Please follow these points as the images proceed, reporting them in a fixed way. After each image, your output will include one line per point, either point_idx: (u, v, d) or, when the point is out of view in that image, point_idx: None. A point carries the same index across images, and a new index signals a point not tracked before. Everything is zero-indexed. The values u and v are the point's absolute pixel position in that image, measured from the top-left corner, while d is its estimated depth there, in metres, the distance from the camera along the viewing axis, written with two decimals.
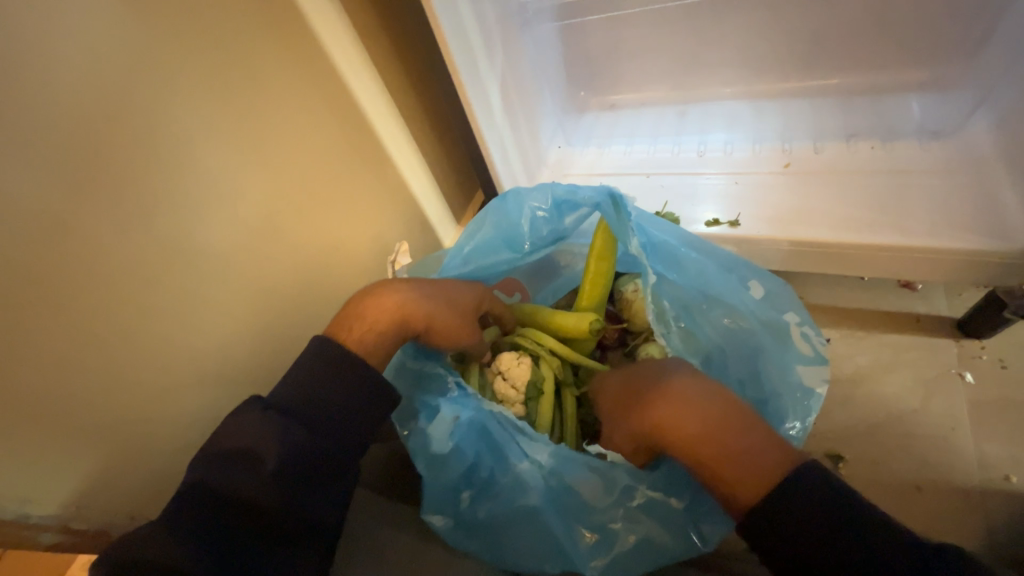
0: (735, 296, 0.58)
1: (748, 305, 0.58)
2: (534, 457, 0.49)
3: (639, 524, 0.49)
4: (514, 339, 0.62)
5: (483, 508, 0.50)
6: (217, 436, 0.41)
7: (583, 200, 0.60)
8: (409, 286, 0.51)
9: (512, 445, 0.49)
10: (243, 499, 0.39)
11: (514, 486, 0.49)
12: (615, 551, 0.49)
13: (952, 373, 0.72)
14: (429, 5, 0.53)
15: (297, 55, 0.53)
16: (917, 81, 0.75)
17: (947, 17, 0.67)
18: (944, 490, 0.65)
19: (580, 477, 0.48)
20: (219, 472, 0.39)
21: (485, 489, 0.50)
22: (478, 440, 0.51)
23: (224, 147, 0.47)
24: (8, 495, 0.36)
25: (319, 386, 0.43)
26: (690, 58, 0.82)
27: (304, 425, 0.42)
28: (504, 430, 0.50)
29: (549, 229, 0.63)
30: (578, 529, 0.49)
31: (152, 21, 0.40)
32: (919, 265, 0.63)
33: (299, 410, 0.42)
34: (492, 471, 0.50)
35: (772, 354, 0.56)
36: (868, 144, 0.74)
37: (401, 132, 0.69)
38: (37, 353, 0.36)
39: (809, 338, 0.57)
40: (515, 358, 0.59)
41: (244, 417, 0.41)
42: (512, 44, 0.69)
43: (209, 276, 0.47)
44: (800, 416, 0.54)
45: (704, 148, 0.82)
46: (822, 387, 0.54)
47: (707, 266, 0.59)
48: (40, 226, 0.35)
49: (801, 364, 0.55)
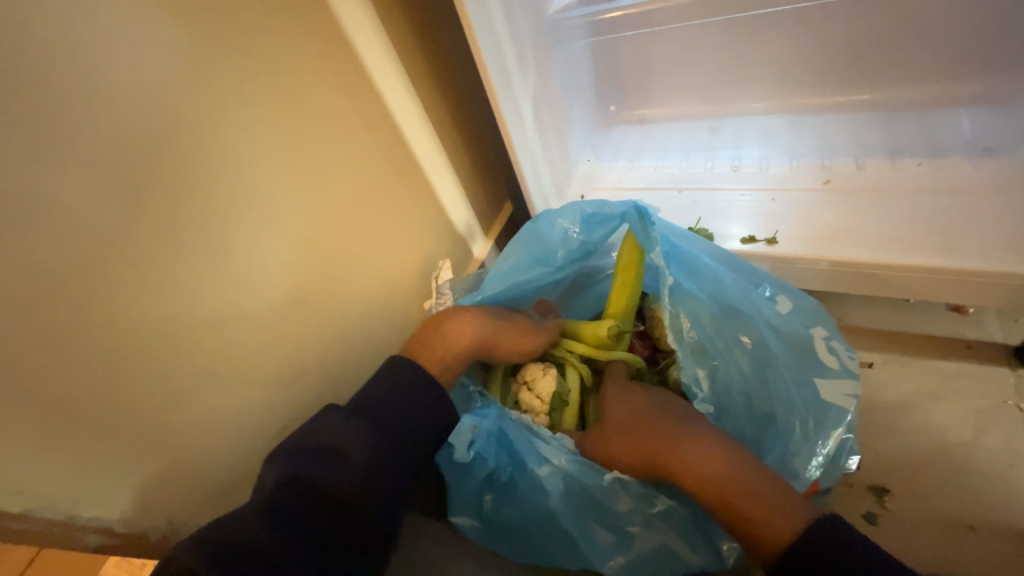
0: (759, 309, 0.57)
1: (771, 317, 0.56)
2: (552, 459, 0.51)
3: (657, 531, 0.50)
4: (541, 349, 0.62)
5: (505, 510, 0.53)
6: (300, 435, 0.44)
7: (612, 212, 0.60)
8: (477, 310, 0.57)
9: (531, 447, 0.52)
10: (329, 495, 0.42)
11: (533, 488, 0.52)
12: (632, 554, 0.50)
13: (1008, 404, 0.67)
14: (466, 22, 0.54)
15: (337, 75, 0.54)
16: (966, 95, 0.72)
17: (998, 30, 0.64)
18: (1000, 531, 0.61)
19: (599, 483, 0.50)
20: (310, 467, 0.42)
21: (507, 491, 0.53)
22: (501, 445, 0.54)
23: (267, 164, 0.49)
24: (59, 496, 0.38)
25: (402, 394, 0.48)
26: (723, 74, 0.81)
27: (384, 430, 0.46)
28: (524, 434, 0.53)
29: (583, 244, 0.63)
30: (597, 531, 0.51)
31: (206, 48, 0.43)
32: (971, 288, 0.60)
33: (380, 415, 0.46)
34: (513, 475, 0.53)
35: (795, 369, 0.55)
36: (913, 161, 0.71)
37: (434, 147, 0.70)
38: (90, 362, 0.38)
39: (836, 352, 0.56)
40: (541, 369, 0.59)
41: (329, 419, 0.45)
42: (545, 60, 0.70)
43: (249, 288, 0.49)
44: (823, 433, 0.52)
45: (739, 164, 0.80)
46: (849, 402, 0.53)
47: (728, 277, 0.58)
48: (98, 242, 0.38)
49: (825, 379, 0.55)
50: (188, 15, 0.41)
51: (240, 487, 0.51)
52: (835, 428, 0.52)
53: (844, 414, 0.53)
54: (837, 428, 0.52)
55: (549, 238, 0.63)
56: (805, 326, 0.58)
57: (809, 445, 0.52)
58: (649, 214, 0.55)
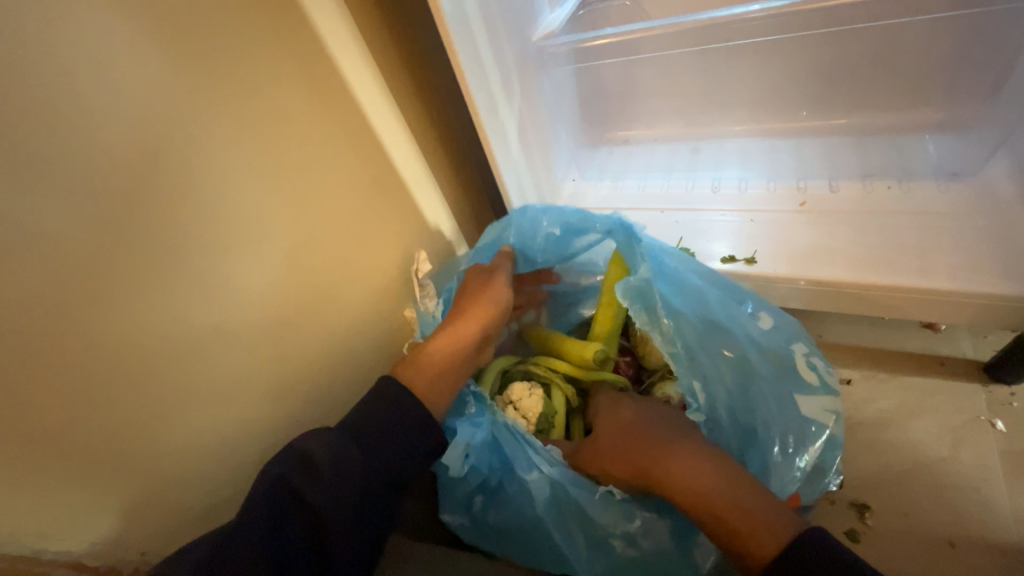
0: (736, 326, 0.58)
1: (748, 334, 0.58)
2: (539, 464, 0.51)
3: (636, 543, 0.50)
4: (527, 367, 0.63)
5: (494, 511, 0.55)
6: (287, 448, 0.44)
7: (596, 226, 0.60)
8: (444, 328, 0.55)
9: (520, 456, 0.52)
10: (303, 512, 0.41)
11: (521, 492, 0.53)
12: (611, 562, 0.51)
13: (981, 420, 0.69)
14: (453, 56, 0.55)
15: (326, 99, 0.54)
16: (931, 122, 0.75)
17: (959, 64, 0.67)
18: (976, 545, 0.62)
19: (581, 495, 0.50)
20: (290, 483, 0.42)
21: (496, 493, 0.55)
22: (491, 451, 0.54)
23: (255, 186, 0.48)
24: (27, 530, 0.37)
25: (386, 409, 0.46)
26: (702, 99, 0.84)
27: (364, 446, 0.45)
28: (515, 441, 0.53)
29: (563, 246, 0.64)
30: (578, 541, 0.51)
31: (195, 72, 0.42)
32: (942, 307, 0.62)
33: (362, 431, 0.45)
34: (502, 480, 0.55)
35: (773, 384, 0.56)
36: (883, 184, 0.75)
37: (424, 175, 0.71)
38: (60, 393, 0.37)
39: (816, 369, 0.57)
40: (526, 389, 0.59)
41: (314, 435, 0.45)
42: (530, 85, 0.72)
43: (231, 312, 0.48)
44: (801, 449, 0.53)
45: (718, 185, 0.83)
46: (829, 418, 0.54)
47: (711, 293, 0.59)
48: (73, 270, 0.36)
49: (805, 395, 0.55)
50: (177, 39, 0.40)
51: (215, 512, 0.51)
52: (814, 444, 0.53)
53: (823, 429, 0.53)
54: (812, 444, 0.53)
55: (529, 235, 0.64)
56: (786, 341, 0.59)
57: (787, 460, 0.52)
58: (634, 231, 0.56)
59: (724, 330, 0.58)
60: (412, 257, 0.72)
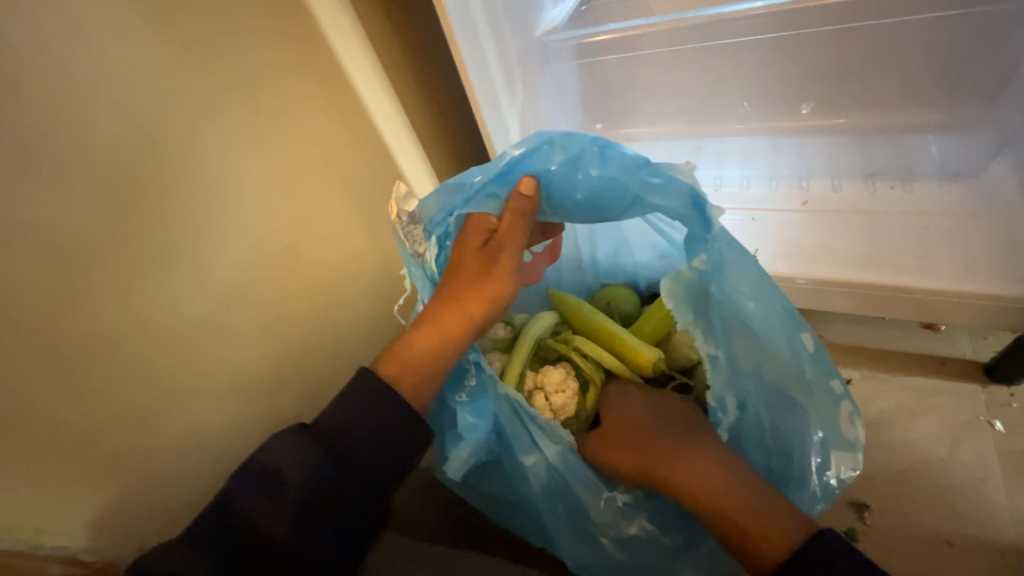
0: (792, 350, 0.50)
1: (797, 364, 0.50)
2: (545, 452, 0.49)
3: (624, 544, 0.51)
4: (563, 352, 0.59)
5: (487, 479, 0.56)
6: (256, 453, 0.42)
7: (671, 194, 0.47)
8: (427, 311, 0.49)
9: (520, 438, 0.50)
10: (267, 522, 0.40)
11: (516, 470, 0.53)
12: (596, 554, 0.52)
13: (980, 420, 0.70)
14: (455, 49, 0.55)
15: (326, 91, 0.54)
16: (934, 122, 0.75)
17: (965, 64, 0.67)
18: (974, 545, 0.62)
19: (583, 492, 0.49)
20: (253, 493, 0.40)
21: (491, 466, 0.55)
22: (492, 429, 0.52)
23: (254, 178, 0.48)
24: (24, 526, 0.37)
25: (358, 416, 0.43)
26: (704, 98, 0.83)
27: (332, 454, 0.42)
28: (520, 427, 0.50)
29: (610, 199, 0.51)
30: (564, 520, 0.52)
31: (192, 62, 0.41)
32: (943, 308, 0.62)
33: (332, 439, 0.42)
34: (501, 456, 0.54)
35: (798, 418, 0.51)
36: (885, 184, 0.75)
37: (425, 169, 0.70)
38: (56, 388, 0.36)
39: (856, 423, 0.49)
40: (563, 383, 0.56)
41: (281, 440, 0.42)
42: (532, 80, 0.71)
43: (229, 306, 0.47)
44: (800, 478, 0.51)
45: (720, 184, 0.83)
46: (843, 474, 0.50)
47: (769, 308, 0.50)
48: (70, 262, 0.36)
49: (826, 444, 0.50)
50: (173, 28, 0.39)
51: None
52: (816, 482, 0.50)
53: (832, 476, 0.50)
54: (806, 490, 0.51)
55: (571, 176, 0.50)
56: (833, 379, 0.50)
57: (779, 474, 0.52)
58: (705, 210, 0.46)
59: (770, 348, 0.51)
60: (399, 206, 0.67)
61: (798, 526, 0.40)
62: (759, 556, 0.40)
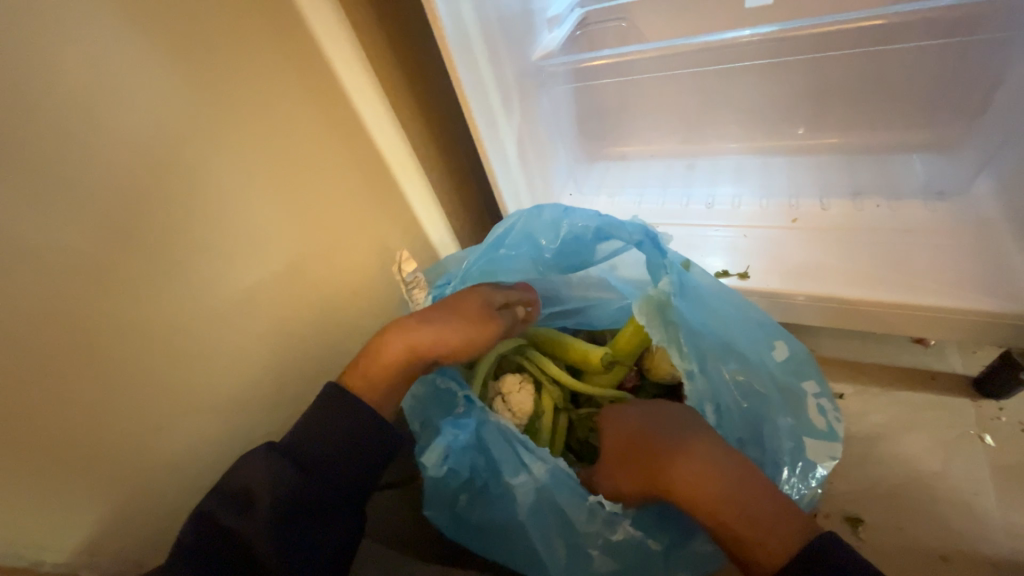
0: (756, 353, 0.57)
1: (764, 365, 0.57)
2: (533, 467, 0.51)
3: (616, 555, 0.50)
4: (520, 360, 0.63)
5: (478, 511, 0.55)
6: (228, 474, 0.42)
7: (621, 235, 0.57)
8: (408, 324, 0.51)
9: (508, 455, 0.52)
10: (246, 539, 0.40)
11: (505, 494, 0.53)
12: (589, 572, 0.51)
13: (971, 434, 0.70)
14: (454, 75, 0.57)
15: (329, 114, 0.55)
16: (918, 142, 0.77)
17: (945, 87, 0.69)
18: (968, 559, 0.62)
19: (567, 500, 0.50)
20: (229, 511, 0.40)
21: (481, 494, 0.55)
22: (478, 449, 0.54)
23: (257, 198, 0.49)
24: (25, 539, 0.37)
25: (325, 427, 0.44)
26: (697, 118, 0.86)
27: (302, 465, 0.43)
28: (503, 440, 0.52)
29: (579, 246, 0.62)
30: (558, 545, 0.51)
31: (199, 88, 0.43)
32: (932, 323, 0.63)
33: (301, 451, 0.43)
34: (487, 480, 0.54)
35: (777, 416, 0.54)
36: (873, 202, 0.76)
37: (426, 190, 0.72)
38: (59, 402, 0.37)
39: (825, 412, 0.55)
40: (518, 383, 0.59)
41: (251, 458, 0.42)
42: (528, 102, 0.73)
43: (230, 323, 0.48)
44: (795, 477, 0.52)
45: (713, 201, 0.84)
46: (829, 466, 0.53)
47: (734, 320, 0.58)
48: (78, 280, 0.37)
49: (810, 437, 0.54)
50: (182, 56, 0.41)
51: None
52: (807, 476, 0.52)
53: (822, 469, 0.52)
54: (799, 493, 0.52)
55: (541, 236, 0.62)
56: (801, 379, 0.57)
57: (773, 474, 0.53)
58: (656, 241, 0.55)
59: (737, 350, 0.57)
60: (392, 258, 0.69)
61: (799, 533, 0.39)
62: (759, 562, 0.40)
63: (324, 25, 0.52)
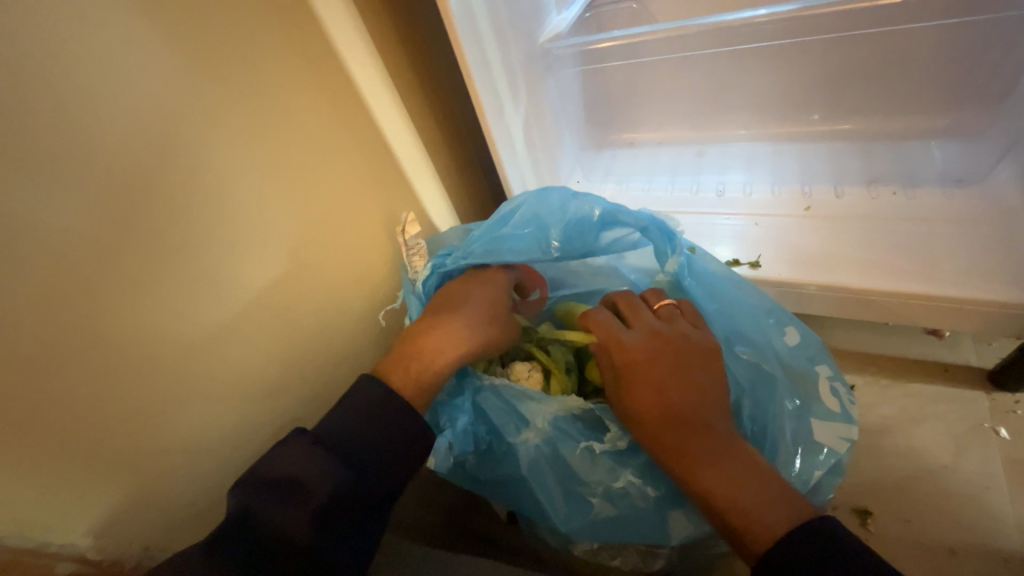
0: (766, 338, 0.56)
1: (775, 348, 0.56)
2: (535, 422, 0.52)
3: (615, 502, 0.51)
4: (529, 347, 0.62)
5: (485, 469, 0.57)
6: (263, 463, 0.41)
7: (628, 219, 0.59)
8: (457, 328, 0.51)
9: (506, 415, 0.53)
10: (285, 532, 0.38)
11: (506, 452, 0.54)
12: (591, 521, 0.52)
13: (984, 427, 0.69)
14: (461, 56, 0.55)
15: (332, 95, 0.54)
16: (938, 128, 0.75)
17: (968, 70, 0.67)
18: (979, 553, 0.62)
19: (569, 451, 0.51)
20: (269, 502, 0.39)
21: (486, 454, 0.56)
22: (478, 415, 0.55)
23: (260, 181, 0.48)
24: (31, 524, 0.37)
25: (370, 425, 0.44)
26: (708, 103, 0.84)
27: (347, 462, 0.42)
28: (501, 402, 0.53)
29: (585, 229, 0.61)
30: (560, 496, 0.52)
31: (200, 66, 0.41)
32: (950, 314, 0.62)
33: (345, 447, 0.42)
34: (491, 442, 0.55)
35: (790, 399, 0.53)
36: (888, 190, 0.74)
37: (429, 173, 0.70)
38: (63, 389, 0.36)
39: (838, 395, 0.54)
40: (526, 370, 0.59)
41: (290, 450, 0.41)
42: (535, 85, 0.71)
43: (232, 309, 0.47)
44: (808, 460, 0.50)
45: (723, 189, 0.82)
46: (840, 447, 0.51)
47: (744, 305, 0.58)
48: (80, 265, 0.36)
49: (820, 419, 0.52)
50: (181, 33, 0.40)
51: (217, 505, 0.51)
52: (818, 458, 0.50)
53: (834, 453, 0.50)
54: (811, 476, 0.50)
55: (549, 220, 0.61)
56: (812, 363, 0.56)
57: (787, 457, 0.50)
58: (666, 228, 0.57)
59: (745, 334, 0.57)
60: (395, 219, 0.66)
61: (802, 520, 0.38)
62: (752, 539, 0.38)
63: (328, 5, 0.51)
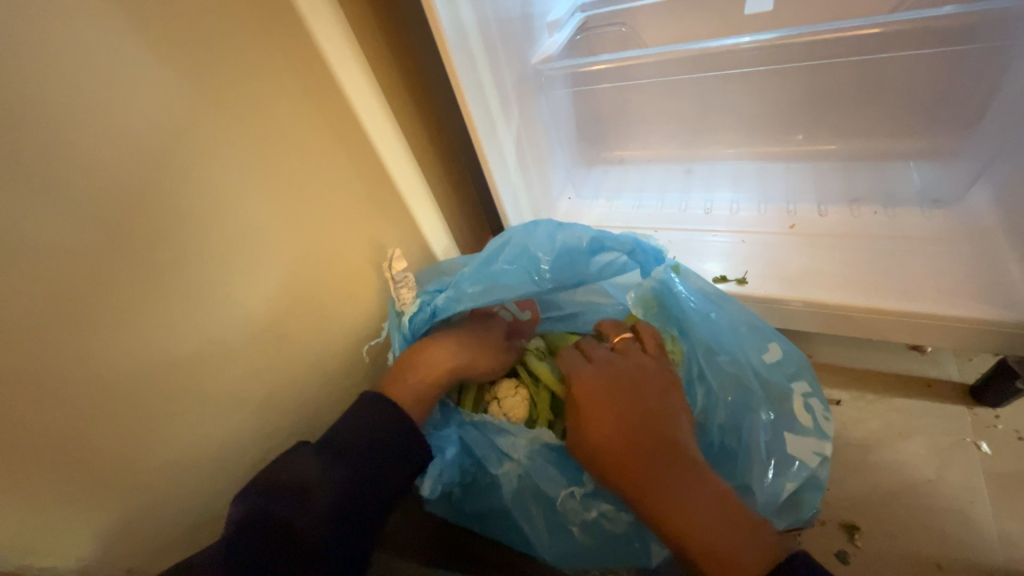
0: (747, 353, 0.57)
1: (757, 362, 0.57)
2: (513, 454, 0.53)
3: (592, 530, 0.51)
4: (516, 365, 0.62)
5: (471, 501, 0.56)
6: (274, 467, 0.42)
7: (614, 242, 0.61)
8: (452, 345, 0.54)
9: (487, 447, 0.54)
10: (297, 528, 0.39)
11: (490, 483, 0.55)
12: (572, 549, 0.52)
13: (967, 441, 0.70)
14: (454, 77, 0.56)
15: (326, 113, 0.54)
16: (915, 150, 0.78)
17: (943, 95, 0.70)
18: (963, 567, 0.62)
19: (546, 481, 0.52)
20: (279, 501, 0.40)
21: (471, 486, 0.56)
22: (464, 449, 0.55)
23: (253, 197, 0.48)
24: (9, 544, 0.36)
25: (379, 425, 0.45)
26: (697, 124, 0.87)
27: (357, 460, 0.43)
28: (482, 434, 0.55)
29: (576, 259, 0.62)
30: (542, 525, 0.53)
31: (193, 84, 0.42)
32: (931, 330, 0.63)
33: (353, 447, 0.43)
34: (473, 474, 0.56)
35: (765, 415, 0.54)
36: (870, 209, 0.76)
37: (424, 192, 0.71)
38: (47, 405, 0.36)
39: (812, 411, 0.55)
40: (513, 388, 0.59)
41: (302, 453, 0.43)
42: (527, 104, 0.73)
43: (220, 325, 0.47)
44: (781, 475, 0.52)
45: (711, 207, 0.84)
46: (812, 461, 0.52)
47: (728, 321, 0.59)
48: (66, 279, 0.36)
49: (792, 433, 0.54)
50: (176, 54, 0.40)
51: (199, 526, 0.50)
52: (790, 473, 0.52)
53: (804, 468, 0.52)
54: (782, 491, 0.52)
55: (537, 249, 0.61)
56: (791, 380, 0.57)
57: (757, 471, 0.52)
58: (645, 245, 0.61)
59: (732, 347, 0.58)
60: (383, 253, 0.66)
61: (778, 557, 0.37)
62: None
63: (324, 28, 0.52)
